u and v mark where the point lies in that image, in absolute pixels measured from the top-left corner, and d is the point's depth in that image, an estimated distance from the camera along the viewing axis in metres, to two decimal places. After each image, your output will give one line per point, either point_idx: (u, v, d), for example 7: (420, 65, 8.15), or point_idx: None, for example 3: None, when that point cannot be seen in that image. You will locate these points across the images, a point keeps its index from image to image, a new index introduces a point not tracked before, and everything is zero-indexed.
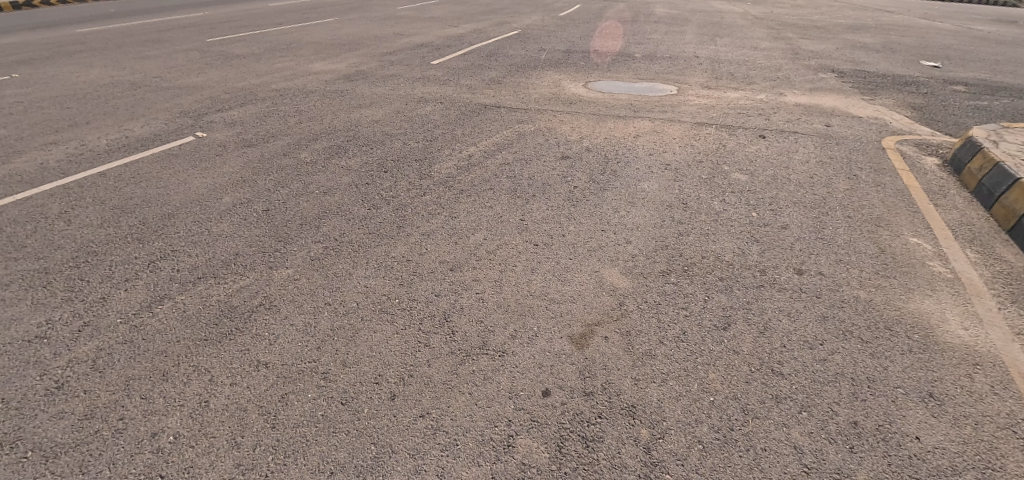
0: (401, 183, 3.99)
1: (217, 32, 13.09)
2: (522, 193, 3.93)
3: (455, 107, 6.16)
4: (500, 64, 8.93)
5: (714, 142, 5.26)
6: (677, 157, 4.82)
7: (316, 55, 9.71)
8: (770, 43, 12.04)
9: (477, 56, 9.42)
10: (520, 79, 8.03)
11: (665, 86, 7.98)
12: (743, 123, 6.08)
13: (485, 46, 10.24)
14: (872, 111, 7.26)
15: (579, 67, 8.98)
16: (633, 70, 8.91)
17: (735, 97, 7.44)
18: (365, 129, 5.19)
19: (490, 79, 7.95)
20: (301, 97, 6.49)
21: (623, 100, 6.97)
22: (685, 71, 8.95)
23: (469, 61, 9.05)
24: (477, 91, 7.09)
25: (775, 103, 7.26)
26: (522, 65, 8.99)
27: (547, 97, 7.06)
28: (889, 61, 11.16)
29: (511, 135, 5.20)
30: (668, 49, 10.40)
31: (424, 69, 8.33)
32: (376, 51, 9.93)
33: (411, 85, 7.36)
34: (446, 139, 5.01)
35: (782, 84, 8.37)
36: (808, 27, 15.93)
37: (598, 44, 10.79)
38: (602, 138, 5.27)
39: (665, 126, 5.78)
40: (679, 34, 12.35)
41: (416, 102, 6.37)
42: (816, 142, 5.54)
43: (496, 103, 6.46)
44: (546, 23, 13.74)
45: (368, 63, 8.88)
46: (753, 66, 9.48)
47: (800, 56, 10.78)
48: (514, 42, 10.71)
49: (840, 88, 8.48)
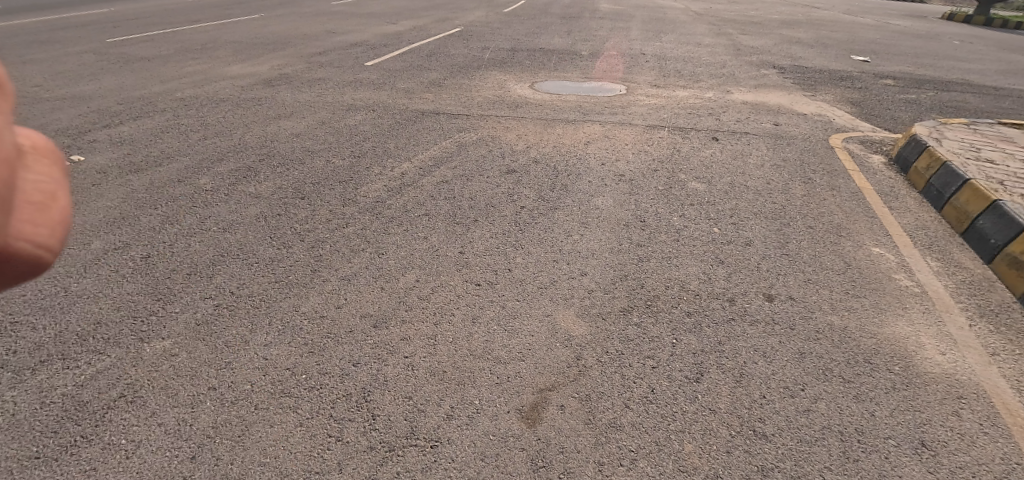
0: (322, 212, 3.49)
1: (122, 31, 11.92)
2: (461, 218, 3.45)
3: (388, 115, 5.59)
4: (440, 64, 8.37)
5: (667, 147, 4.98)
6: (630, 165, 4.46)
7: (236, 56, 8.86)
8: (713, 39, 12.09)
9: (415, 55, 8.81)
10: (461, 80, 7.51)
11: (613, 85, 7.71)
12: (694, 124, 5.86)
13: (425, 45, 9.63)
14: (817, 107, 7.24)
15: (524, 66, 8.56)
16: (580, 68, 8.61)
17: (684, 96, 7.26)
18: (282, 147, 4.60)
19: (428, 80, 7.38)
20: (213, 109, 5.78)
21: (571, 103, 6.61)
22: (632, 68, 8.74)
23: (407, 60, 8.43)
24: (415, 95, 6.53)
25: (723, 102, 7.12)
26: (464, 64, 8.47)
27: (490, 100, 6.59)
28: (824, 56, 11.40)
29: (450, 146, 4.69)
30: (615, 46, 10.19)
31: (357, 71, 7.68)
32: (304, 51, 9.14)
33: (341, 90, 6.71)
34: (374, 154, 4.45)
35: (729, 82, 8.28)
36: (747, 23, 16.23)
37: (544, 42, 10.42)
38: (549, 145, 4.85)
39: (615, 130, 5.45)
40: (625, 31, 12.20)
41: (345, 109, 5.75)
42: (768, 142, 5.36)
43: (434, 109, 5.92)
44: (489, 19, 13.22)
45: (294, 65, 8.14)
46: (699, 63, 9.39)
47: (743, 53, 10.81)
48: (456, 40, 10.14)
49: (784, 84, 8.47)
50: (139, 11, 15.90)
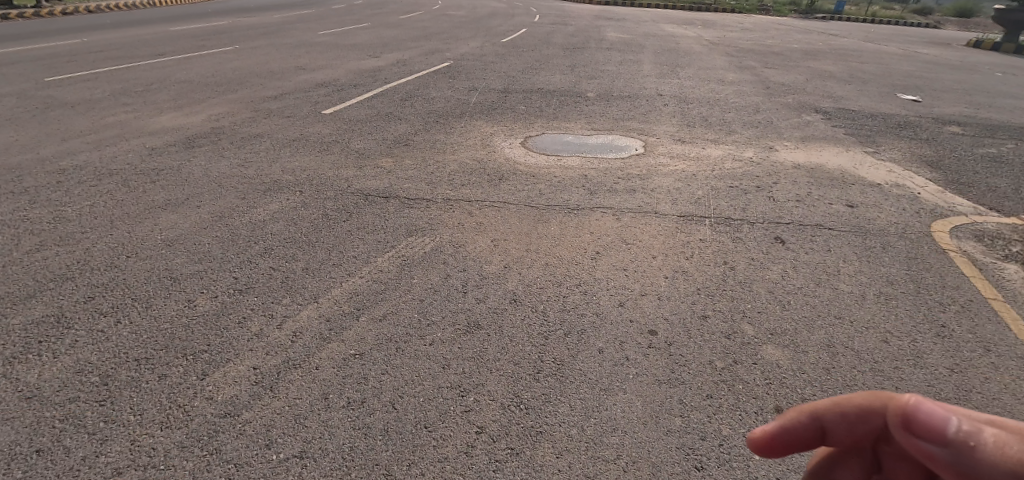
0: (114, 457, 1.92)
1: (71, 67, 10.69)
2: (358, 469, 1.85)
3: (318, 197, 4.02)
4: (415, 111, 6.86)
5: (713, 255, 3.35)
6: (665, 301, 2.83)
7: (175, 102, 7.43)
8: (737, 74, 10.64)
9: (386, 99, 7.32)
10: (436, 135, 5.97)
11: (626, 140, 6.15)
12: (742, 207, 4.25)
13: (402, 84, 8.16)
14: (889, 171, 5.62)
15: (517, 114, 7.03)
16: (586, 116, 7.08)
17: (719, 157, 5.67)
18: (136, 273, 3.07)
19: (393, 135, 5.84)
20: (86, 192, 4.29)
21: (575, 170, 5.02)
22: (649, 116, 7.18)
23: (374, 107, 6.92)
24: (366, 158, 5.00)
25: (772, 166, 5.51)
26: (443, 111, 6.97)
27: (467, 165, 5.01)
28: (868, 95, 9.85)
29: (388, 263, 3.10)
30: (626, 86, 8.66)
31: (308, 124, 6.18)
32: (258, 93, 7.69)
33: (275, 152, 5.18)
34: (265, 288, 2.88)
35: (769, 134, 6.69)
36: (768, 54, 14.83)
37: (543, 80, 8.94)
38: (540, 255, 3.22)
39: (635, 219, 3.84)
40: (636, 65, 10.72)
41: (263, 187, 4.21)
42: (856, 243, 3.73)
43: (386, 184, 4.34)
44: (483, 52, 11.79)
45: (236, 114, 6.69)
46: (727, 108, 7.83)
47: (776, 92, 9.26)
48: (440, 78, 8.68)
49: (837, 136, 6.87)
50: (107, 41, 14.67)
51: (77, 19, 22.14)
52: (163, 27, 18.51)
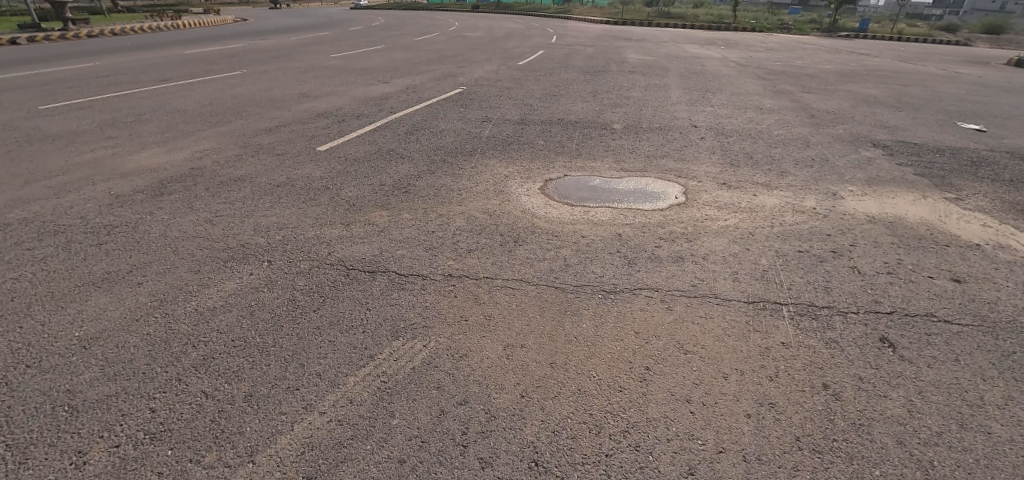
0: None
1: (68, 94, 10.20)
2: None
3: (289, 271, 3.21)
4: (420, 147, 6.08)
5: (806, 375, 2.45)
6: (753, 466, 1.95)
7: (161, 134, 6.77)
8: (775, 100, 9.73)
9: (389, 132, 6.58)
10: (442, 177, 5.16)
11: (663, 183, 5.27)
12: (824, 286, 3.34)
13: (408, 115, 7.42)
14: (985, 227, 4.65)
15: (535, 150, 6.20)
16: (614, 151, 6.21)
17: (777, 208, 4.75)
18: (26, 398, 2.28)
19: (393, 178, 5.05)
20: (18, 257, 3.55)
21: (606, 226, 4.15)
22: (685, 151, 6.30)
23: (375, 142, 6.17)
24: (357, 211, 4.21)
25: (843, 220, 4.57)
26: (452, 147, 6.19)
27: (476, 219, 4.18)
28: (926, 124, 8.84)
29: (362, 388, 2.27)
30: (655, 115, 7.79)
31: (297, 164, 5.43)
32: (251, 126, 7.01)
33: (252, 202, 4.41)
34: (186, 433, 2.06)
35: (828, 176, 5.75)
36: (802, 76, 13.90)
37: (563, 109, 8.13)
38: (570, 376, 2.35)
39: (691, 307, 2.94)
40: (664, 91, 9.86)
41: (225, 255, 3.44)
42: (988, 349, 2.80)
43: (375, 251, 3.52)
44: (498, 76, 11.08)
45: (222, 150, 5.97)
46: (774, 142, 6.91)
47: (824, 121, 8.31)
48: (450, 108, 7.94)
49: (907, 178, 5.90)
50: (113, 65, 14.29)
51: (92, 42, 22.05)
52: (176, 50, 18.25)
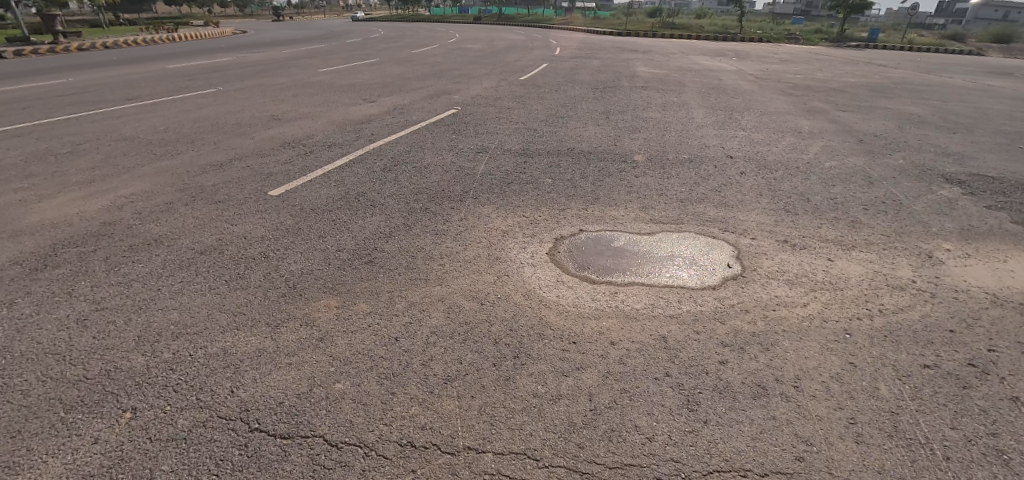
0: None
1: (15, 116, 9.06)
2: None
3: (156, 437, 2.05)
4: (398, 187, 4.90)
5: None
6: None
7: (89, 171, 5.60)
8: (812, 121, 8.54)
9: (363, 166, 5.40)
10: (421, 234, 3.95)
11: (707, 240, 4.06)
12: (996, 455, 2.15)
13: (390, 143, 6.26)
14: None
15: (541, 189, 5.00)
16: (639, 191, 4.99)
17: (866, 284, 3.55)
18: None
19: (356, 237, 3.86)
20: None
21: (644, 321, 2.95)
22: (726, 191, 5.08)
23: (343, 181, 4.99)
24: (297, 300, 3.02)
25: (961, 304, 3.37)
26: (439, 185, 4.99)
27: (462, 310, 2.98)
28: (992, 150, 7.63)
29: None
30: (682, 142, 6.60)
31: (238, 216, 4.24)
32: (199, 159, 5.84)
33: (158, 282, 3.24)
34: None
35: (911, 227, 4.55)
36: (830, 90, 12.73)
37: (573, 133, 6.95)
38: None
39: None
40: (685, 111, 8.68)
41: (72, 397, 2.27)
42: None
43: (303, 384, 2.34)
44: (498, 94, 9.94)
45: (152, 194, 4.79)
46: (830, 176, 5.71)
47: (877, 148, 7.11)
48: (440, 133, 6.77)
49: (1009, 228, 4.69)
50: (80, 81, 13.14)
51: (75, 56, 21.02)
52: (157, 64, 17.16)
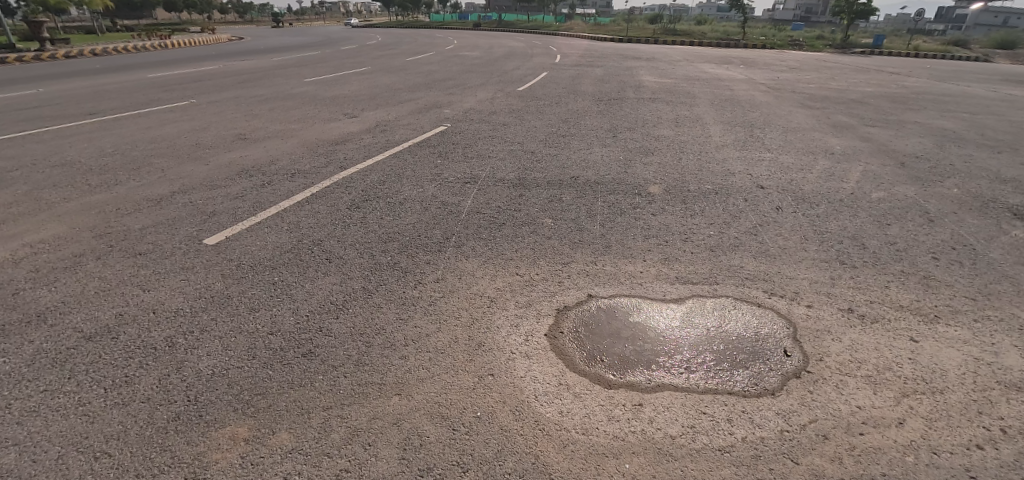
0: None
1: None
2: None
3: None
4: (364, 230, 4.00)
5: None
6: None
7: (5, 207, 4.74)
8: (842, 140, 7.64)
9: (326, 202, 4.51)
10: (382, 303, 3.06)
11: (753, 309, 3.16)
12: None
13: (363, 168, 5.35)
14: None
15: (539, 230, 4.08)
16: (658, 234, 4.09)
17: (972, 383, 2.65)
18: None
19: (297, 310, 2.97)
20: None
21: (682, 462, 2.07)
22: (763, 235, 4.18)
23: (299, 222, 4.11)
24: (194, 428, 2.17)
25: None
26: (414, 225, 4.08)
27: (423, 445, 2.11)
28: None
29: None
30: (703, 167, 5.70)
31: (156, 276, 3.37)
32: (137, 192, 4.97)
33: (14, 392, 2.39)
34: None
35: (999, 286, 3.64)
36: (851, 102, 11.86)
37: (576, 154, 6.05)
38: None
39: None
40: (700, 128, 7.79)
41: None
42: None
43: None
44: (493, 108, 9.06)
45: (62, 243, 3.93)
46: (881, 212, 4.81)
47: (923, 173, 6.21)
48: (424, 154, 5.86)
49: None
50: (50, 92, 12.31)
51: (59, 63, 20.22)
52: (140, 73, 16.38)
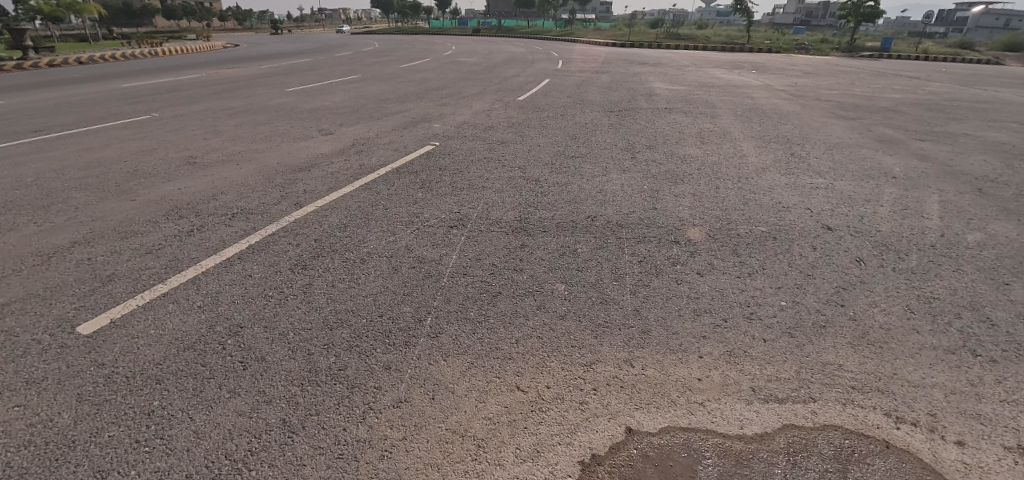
0: None
1: None
2: None
3: None
4: (307, 306, 2.89)
5: None
6: None
7: None
8: (898, 158, 6.53)
9: (265, 259, 3.39)
10: (306, 457, 1.96)
11: (882, 458, 2.06)
12: None
13: (324, 206, 4.24)
14: None
15: (549, 301, 2.96)
16: (712, 308, 2.97)
17: None
18: None
19: (168, 476, 1.89)
20: None
21: None
22: (854, 309, 3.07)
23: (219, 296, 3.00)
24: None
25: None
26: (378, 297, 2.97)
27: None
28: None
29: None
30: (749, 199, 4.58)
31: None
32: (30, 242, 3.86)
33: None
34: None
35: None
36: (885, 110, 10.77)
37: (590, 182, 4.94)
38: None
39: None
40: (730, 145, 6.68)
41: None
42: None
43: None
44: (490, 122, 7.97)
45: None
46: (991, 265, 3.69)
47: (1011, 203, 5.09)
48: (402, 185, 4.75)
49: None
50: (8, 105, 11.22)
51: (36, 73, 19.17)
52: (115, 82, 15.34)
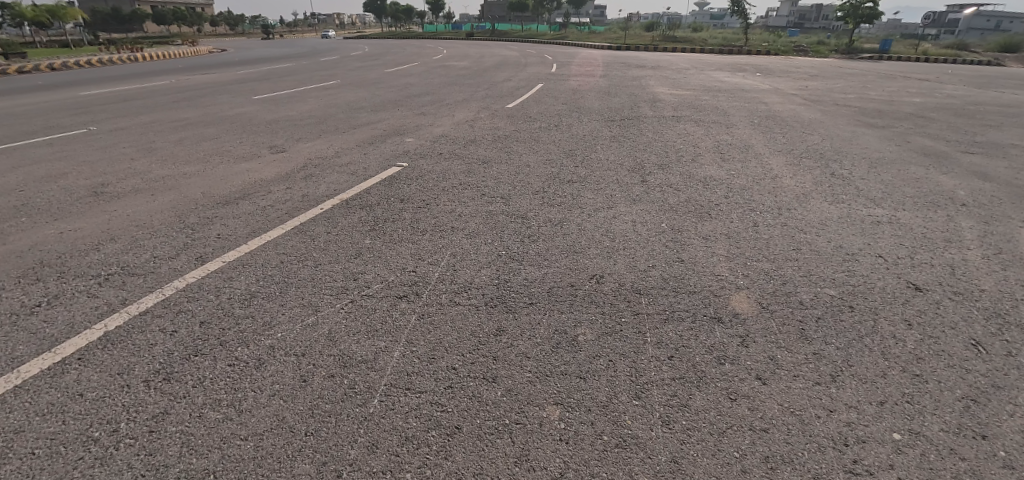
0: None
1: None
2: None
3: None
4: (144, 465, 1.79)
5: None
6: None
7: None
8: (956, 177, 5.47)
9: (114, 362, 2.28)
10: None
11: None
12: None
13: (234, 261, 3.13)
14: None
15: (533, 446, 1.87)
16: (791, 452, 1.88)
17: None
18: None
19: None
20: None
21: None
22: (1004, 446, 1.98)
23: (15, 442, 1.90)
24: None
25: None
26: (263, 442, 1.87)
27: None
28: None
29: None
30: (802, 243, 3.50)
31: None
32: None
33: None
34: None
35: None
36: (913, 117, 9.73)
37: (591, 218, 3.84)
38: None
39: None
40: (756, 162, 5.61)
41: None
42: None
43: None
44: (473, 134, 6.88)
45: None
46: None
47: None
48: (348, 226, 3.64)
49: None
50: None
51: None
52: (74, 90, 14.19)
